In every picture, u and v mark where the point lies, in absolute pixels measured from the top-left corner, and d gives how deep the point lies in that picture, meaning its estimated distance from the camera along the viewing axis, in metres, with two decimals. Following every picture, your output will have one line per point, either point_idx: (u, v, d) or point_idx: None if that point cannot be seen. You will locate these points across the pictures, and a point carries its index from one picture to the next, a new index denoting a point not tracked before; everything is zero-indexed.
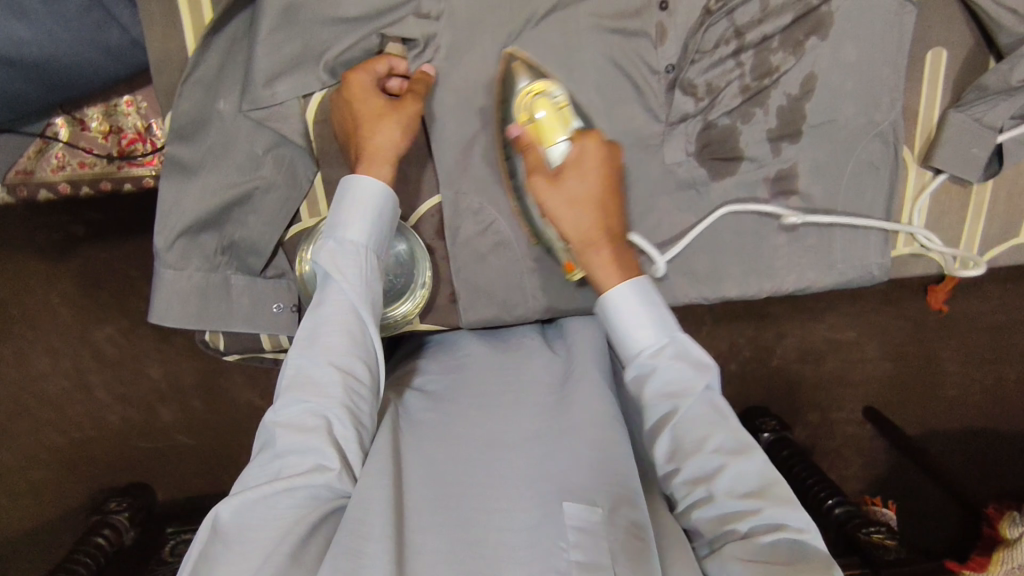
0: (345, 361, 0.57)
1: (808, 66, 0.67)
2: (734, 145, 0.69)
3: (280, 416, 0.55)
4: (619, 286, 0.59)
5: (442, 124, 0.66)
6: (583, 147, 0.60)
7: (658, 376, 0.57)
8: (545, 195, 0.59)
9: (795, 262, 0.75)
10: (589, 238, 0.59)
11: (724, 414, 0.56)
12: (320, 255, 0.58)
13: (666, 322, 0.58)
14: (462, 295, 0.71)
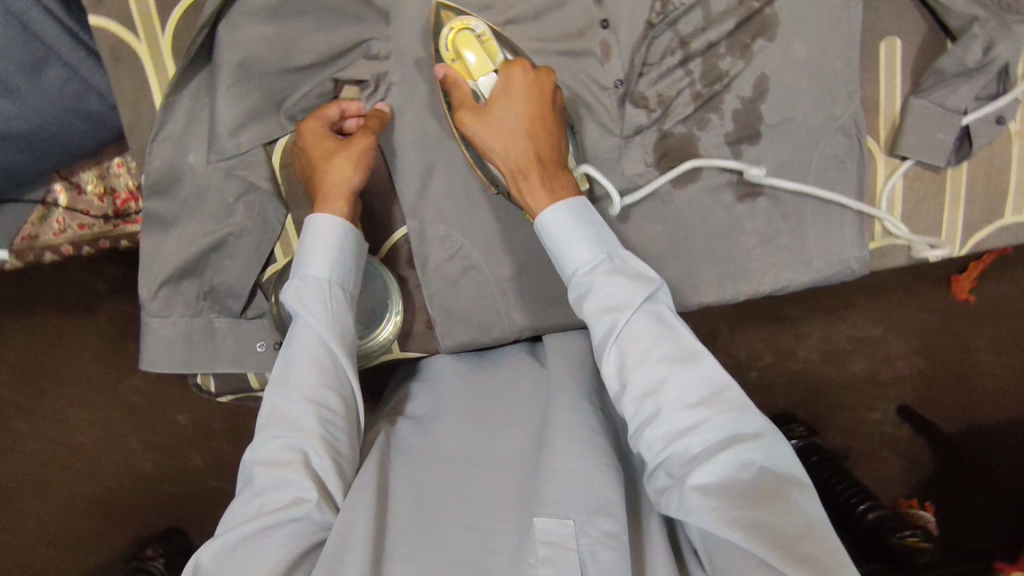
0: (319, 393, 0.57)
1: (758, 68, 0.68)
2: (693, 151, 0.70)
3: (258, 454, 0.56)
4: (550, 206, 0.59)
5: (402, 157, 0.69)
6: (507, 75, 0.61)
7: (597, 295, 0.57)
8: (474, 128, 0.61)
9: (771, 263, 0.74)
10: (518, 164, 0.60)
11: (667, 323, 0.56)
12: (288, 294, 0.60)
13: (600, 240, 0.58)
14: (437, 321, 0.72)
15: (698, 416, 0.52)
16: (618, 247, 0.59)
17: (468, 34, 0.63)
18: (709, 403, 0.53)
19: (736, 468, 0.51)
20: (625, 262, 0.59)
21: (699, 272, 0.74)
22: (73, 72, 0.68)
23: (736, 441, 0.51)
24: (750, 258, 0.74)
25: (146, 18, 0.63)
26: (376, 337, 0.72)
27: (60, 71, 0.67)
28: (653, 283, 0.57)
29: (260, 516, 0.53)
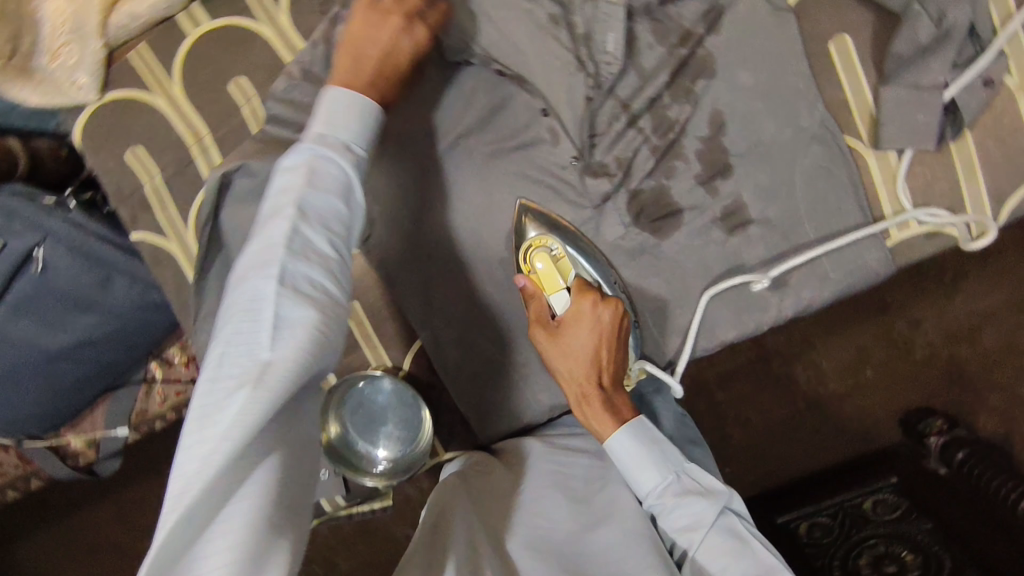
0: (340, 248, 0.48)
1: (710, 106, 0.68)
2: (668, 201, 0.71)
3: (280, 302, 0.42)
4: (613, 433, 0.65)
5: (402, 278, 0.76)
6: (576, 306, 0.68)
7: (670, 516, 0.62)
8: (546, 348, 0.69)
9: (784, 287, 0.71)
10: (583, 392, 0.67)
11: (742, 538, 0.61)
12: (316, 147, 0.50)
13: (665, 461, 0.64)
14: (472, 415, 0.80)
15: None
16: (684, 463, 0.65)
17: (545, 253, 0.70)
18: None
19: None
20: (693, 477, 0.64)
21: (711, 314, 0.73)
22: (137, 277, 0.82)
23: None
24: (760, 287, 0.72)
25: (173, 221, 0.75)
26: (416, 447, 0.79)
27: (126, 280, 0.82)
28: (723, 496, 0.62)
29: (270, 360, 0.40)
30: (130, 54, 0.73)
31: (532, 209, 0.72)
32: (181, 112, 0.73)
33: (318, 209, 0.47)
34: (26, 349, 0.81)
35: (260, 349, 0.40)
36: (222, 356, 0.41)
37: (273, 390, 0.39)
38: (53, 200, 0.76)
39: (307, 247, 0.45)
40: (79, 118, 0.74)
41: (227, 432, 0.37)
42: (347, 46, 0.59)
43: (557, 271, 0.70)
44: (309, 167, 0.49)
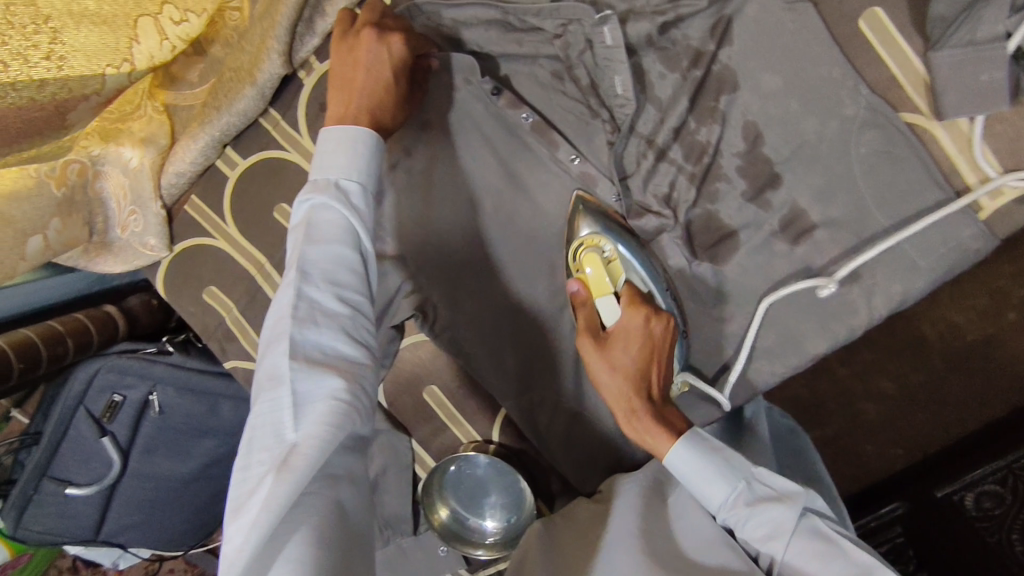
0: (347, 294, 0.57)
1: (740, 119, 0.64)
2: (719, 225, 0.67)
3: (296, 379, 0.51)
4: (671, 447, 0.59)
5: (473, 353, 0.76)
6: (626, 314, 0.62)
7: (746, 529, 0.56)
8: (590, 358, 0.62)
9: (871, 287, 0.64)
10: (630, 408, 0.61)
11: (830, 540, 0.53)
12: (317, 197, 0.58)
13: (731, 470, 0.58)
14: (569, 475, 0.77)
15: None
16: (753, 469, 0.59)
17: (597, 255, 0.65)
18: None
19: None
20: (764, 482, 0.58)
21: (794, 330, 0.67)
22: (239, 399, 0.89)
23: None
24: (843, 292, 0.65)
25: (255, 346, 0.80)
26: (523, 513, 0.77)
27: (231, 403, 0.88)
28: (801, 498, 0.55)
29: (299, 418, 0.50)
30: (186, 206, 0.79)
31: (588, 202, 0.68)
32: (241, 247, 0.79)
33: (319, 262, 0.56)
34: (163, 479, 0.90)
35: (283, 425, 0.50)
36: (256, 426, 0.51)
37: (295, 467, 0.47)
38: (154, 349, 0.83)
39: (313, 305, 0.54)
40: (158, 270, 0.82)
41: (264, 498, 0.46)
42: (333, 73, 0.64)
43: (607, 274, 0.65)
44: (311, 221, 0.58)
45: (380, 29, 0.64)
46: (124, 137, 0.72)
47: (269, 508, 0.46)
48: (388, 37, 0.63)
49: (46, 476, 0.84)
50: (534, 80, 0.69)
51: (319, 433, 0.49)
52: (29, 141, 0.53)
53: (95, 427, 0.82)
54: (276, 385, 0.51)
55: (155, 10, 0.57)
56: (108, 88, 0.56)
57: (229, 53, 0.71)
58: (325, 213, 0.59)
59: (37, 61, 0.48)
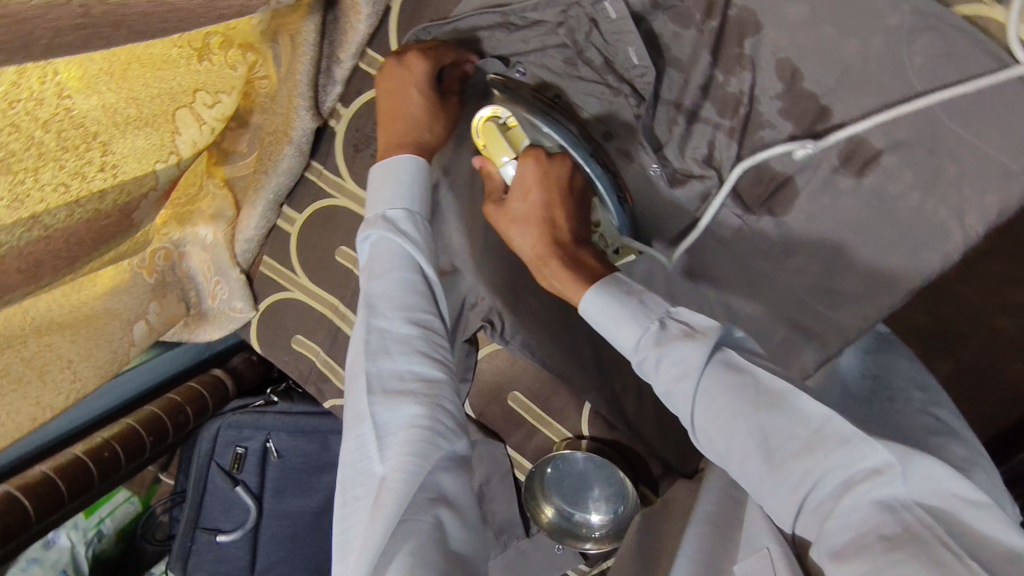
0: (415, 316, 0.59)
1: (772, 59, 0.59)
2: (772, 173, 0.63)
3: (377, 412, 0.54)
4: (583, 295, 0.57)
5: (546, 353, 0.75)
6: (520, 164, 0.63)
7: (659, 370, 0.53)
8: (497, 219, 0.64)
9: (959, 205, 0.57)
10: (536, 258, 0.62)
11: (741, 369, 0.50)
12: (370, 234, 0.61)
13: (643, 311, 0.55)
14: (671, 455, 0.76)
15: (802, 465, 0.46)
16: (670, 309, 0.55)
17: (492, 124, 0.65)
18: (813, 448, 0.46)
19: (867, 508, 0.43)
20: (679, 320, 0.54)
21: (880, 266, 0.62)
22: None
23: (857, 482, 0.44)
24: (929, 216, 0.58)
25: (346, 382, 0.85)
26: (628, 503, 0.75)
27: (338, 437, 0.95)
28: (713, 334, 0.51)
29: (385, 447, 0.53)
30: (261, 267, 0.85)
31: (502, 83, 0.66)
32: (314, 293, 0.83)
33: (383, 294, 0.59)
34: (297, 516, 0.97)
35: (373, 461, 0.53)
36: (350, 465, 0.54)
37: (388, 502, 0.50)
38: (262, 401, 0.90)
39: (382, 337, 0.56)
40: (250, 329, 0.88)
41: (366, 532, 0.50)
42: (378, 111, 0.69)
43: (506, 141, 0.65)
44: (373, 257, 0.61)
45: (399, 55, 0.66)
46: (197, 218, 0.77)
47: (369, 542, 0.49)
48: (405, 60, 0.66)
49: (198, 527, 0.94)
50: (548, 71, 0.67)
51: (402, 462, 0.51)
52: (106, 243, 0.60)
53: (228, 478, 0.91)
54: (361, 421, 0.54)
55: (189, 99, 0.62)
56: (161, 181, 0.62)
57: (267, 119, 0.74)
58: (383, 246, 0.61)
59: (94, 175, 0.53)
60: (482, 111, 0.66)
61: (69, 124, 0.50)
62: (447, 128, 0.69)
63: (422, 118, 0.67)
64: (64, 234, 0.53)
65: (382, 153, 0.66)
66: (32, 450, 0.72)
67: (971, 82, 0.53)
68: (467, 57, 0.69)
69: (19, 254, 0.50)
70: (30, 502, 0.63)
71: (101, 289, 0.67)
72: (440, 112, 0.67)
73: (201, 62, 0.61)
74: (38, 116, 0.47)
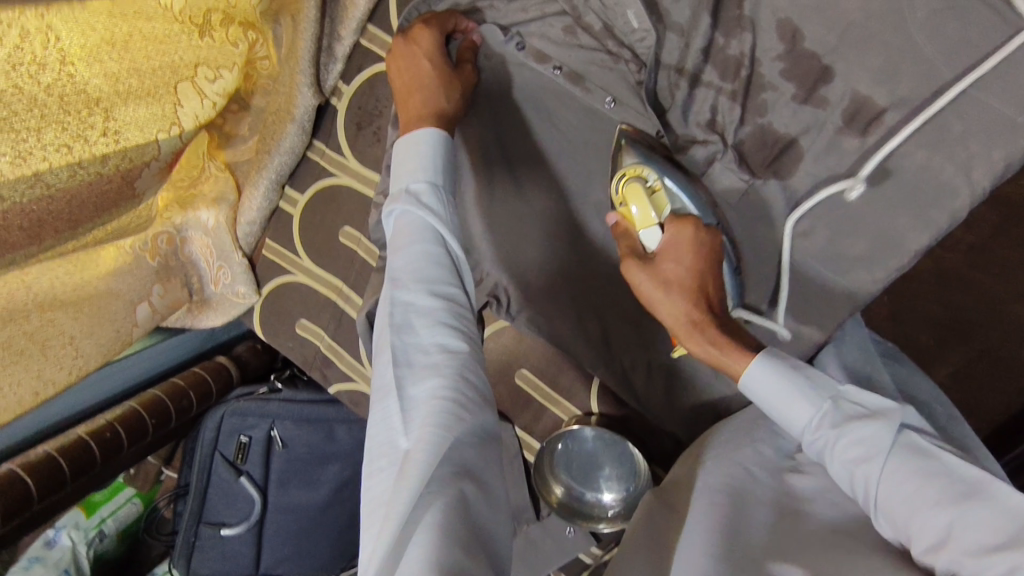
0: (439, 290, 0.58)
1: (772, 20, 0.59)
2: (776, 137, 0.62)
3: (405, 387, 0.54)
4: (747, 364, 0.59)
5: (551, 329, 0.74)
6: (676, 232, 0.60)
7: (838, 449, 0.54)
8: (639, 282, 0.60)
9: (966, 160, 0.56)
10: (691, 323, 0.59)
11: (930, 455, 0.52)
12: (393, 209, 0.62)
13: (818, 390, 0.57)
14: (682, 431, 0.74)
15: (1002, 557, 0.43)
16: (839, 389, 0.58)
17: (638, 184, 0.61)
18: (1015, 539, 0.44)
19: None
20: (855, 405, 0.57)
21: (889, 225, 0.60)
22: (351, 421, 0.94)
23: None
24: (934, 174, 0.58)
25: (351, 366, 0.84)
26: (639, 482, 0.73)
27: (345, 427, 0.93)
28: (896, 416, 0.54)
29: (412, 421, 0.52)
30: (264, 251, 0.85)
31: (630, 135, 0.66)
32: (317, 276, 0.83)
33: (407, 267, 0.59)
34: (301, 510, 0.96)
35: (396, 434, 0.52)
36: (375, 439, 0.54)
37: (410, 471, 0.49)
38: (266, 389, 0.89)
39: (406, 310, 0.56)
40: (253, 315, 0.88)
41: (389, 503, 0.49)
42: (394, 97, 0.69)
43: (652, 206, 0.62)
44: (395, 231, 0.62)
45: (405, 34, 0.69)
46: (199, 202, 0.77)
47: (391, 509, 0.48)
48: (410, 33, 0.68)
49: (202, 521, 0.93)
50: (548, 42, 0.68)
51: (428, 434, 0.50)
52: (107, 212, 0.60)
53: (232, 468, 0.90)
54: (388, 395, 0.54)
55: (191, 74, 0.61)
56: (164, 152, 0.61)
57: (269, 101, 0.75)
58: (406, 218, 0.62)
59: (96, 139, 0.53)
60: (623, 169, 0.64)
61: (71, 89, 0.50)
62: (464, 94, 0.68)
63: (435, 82, 0.66)
64: (68, 196, 0.53)
65: (404, 129, 0.66)
66: (37, 433, 0.71)
67: (983, 64, 0.53)
68: (466, 22, 0.70)
69: (27, 212, 0.50)
70: (32, 480, 0.62)
71: (102, 270, 0.67)
72: (452, 73, 0.67)
73: (202, 37, 0.61)
74: (40, 80, 0.48)
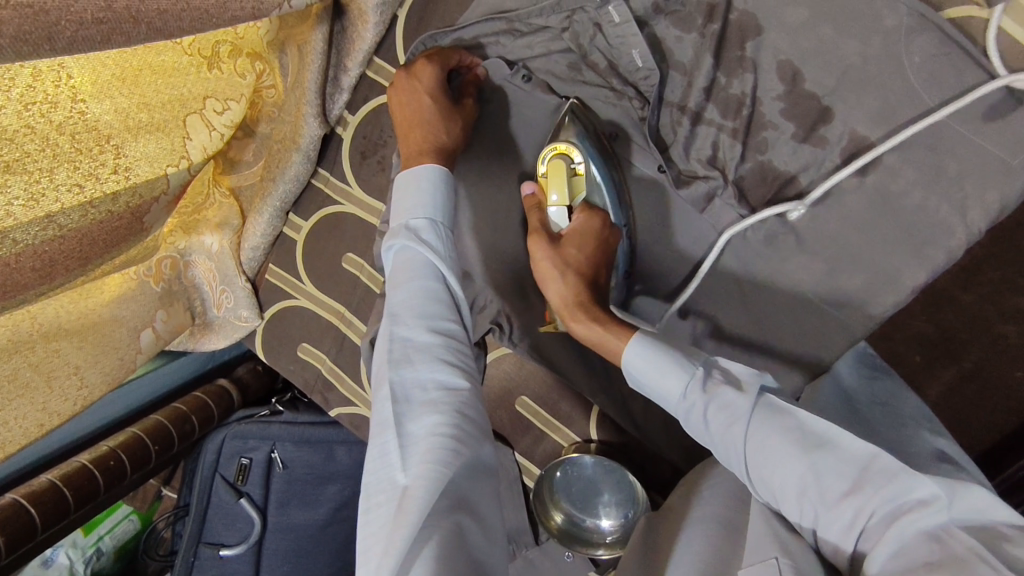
0: (438, 326, 0.58)
1: (773, 62, 0.61)
2: (776, 174, 0.63)
3: (402, 422, 0.53)
4: (624, 346, 0.58)
5: (551, 356, 0.75)
6: (585, 219, 0.63)
7: (705, 416, 0.53)
8: (542, 258, 0.62)
9: (961, 201, 0.57)
10: (573, 303, 0.60)
11: (783, 411, 0.51)
12: (393, 243, 0.62)
13: (687, 359, 0.56)
14: (681, 459, 0.75)
15: (851, 504, 0.44)
16: (710, 360, 0.56)
17: (563, 163, 0.64)
18: (861, 485, 0.45)
19: (918, 540, 0.41)
20: (722, 371, 0.56)
21: (887, 261, 0.61)
22: (351, 443, 0.94)
23: (904, 513, 0.43)
24: (930, 214, 0.58)
25: (352, 389, 0.84)
26: (639, 507, 0.73)
27: (344, 447, 0.94)
28: (756, 384, 0.53)
29: (410, 456, 0.51)
30: (267, 275, 0.86)
31: (579, 110, 0.67)
32: (320, 300, 0.84)
33: (406, 302, 0.59)
34: (301, 530, 0.94)
35: (394, 470, 0.51)
36: (373, 474, 0.53)
37: (411, 510, 0.48)
38: (267, 411, 0.90)
39: (404, 345, 0.56)
40: (256, 338, 0.88)
41: (386, 541, 0.48)
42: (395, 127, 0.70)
43: (568, 186, 0.65)
44: (396, 266, 0.62)
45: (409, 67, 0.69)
46: (203, 226, 0.77)
47: (389, 547, 0.47)
48: (413, 68, 0.68)
49: (202, 542, 0.92)
50: (553, 76, 0.70)
51: (426, 471, 0.50)
52: (117, 247, 0.60)
53: (232, 491, 0.90)
54: (386, 429, 0.53)
55: (199, 106, 0.62)
56: (172, 186, 0.62)
57: (274, 128, 0.76)
58: (406, 254, 0.62)
59: (107, 177, 0.53)
60: (556, 143, 0.66)
61: (83, 127, 0.50)
62: (463, 129, 0.69)
63: (436, 118, 0.67)
64: (79, 234, 0.53)
65: (405, 163, 0.66)
66: (37, 461, 0.71)
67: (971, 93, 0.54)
68: (472, 58, 0.71)
69: (38, 253, 0.50)
70: (36, 511, 0.62)
71: (108, 296, 0.66)
72: (454, 112, 0.68)
73: (211, 70, 0.62)
74: (51, 119, 0.48)
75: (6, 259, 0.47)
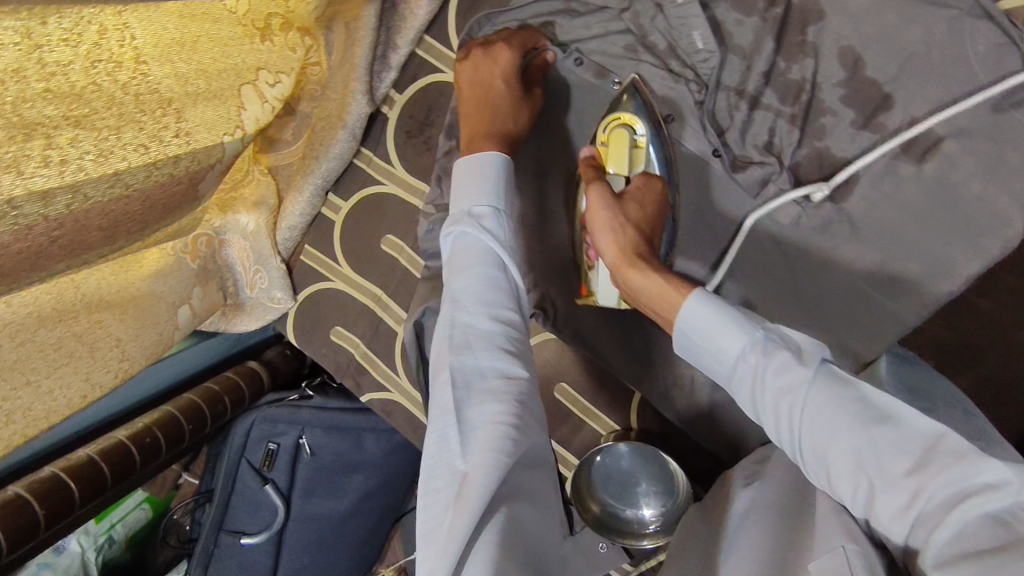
0: (498, 314, 0.57)
1: (835, 47, 0.61)
2: (832, 160, 0.63)
3: (463, 406, 0.51)
4: (687, 299, 0.54)
5: (593, 340, 0.75)
6: (644, 183, 0.64)
7: (762, 378, 0.50)
8: (600, 210, 0.60)
9: (1022, 191, 0.57)
10: (631, 257, 0.58)
11: (847, 382, 0.47)
12: (454, 230, 0.61)
13: (747, 318, 0.52)
14: (720, 451, 0.74)
15: (911, 483, 0.42)
16: (767, 321, 0.53)
17: (627, 135, 0.65)
18: (925, 465, 0.42)
19: (981, 527, 0.38)
20: (781, 335, 0.52)
21: (942, 251, 0.60)
22: (379, 430, 0.94)
23: (969, 496, 0.39)
24: (990, 203, 0.58)
25: (386, 374, 0.83)
26: (679, 496, 0.73)
27: (372, 435, 0.93)
28: (817, 350, 0.50)
29: (470, 441, 0.49)
30: (302, 256, 0.85)
31: (641, 87, 0.67)
32: (356, 282, 0.83)
33: (467, 289, 0.58)
34: (324, 519, 0.94)
35: (454, 454, 0.50)
36: (431, 459, 0.51)
37: (471, 492, 0.46)
38: (297, 395, 0.88)
39: (465, 331, 0.55)
40: (287, 321, 0.87)
41: (447, 524, 0.46)
42: (461, 105, 0.70)
43: (628, 157, 0.66)
44: (455, 254, 0.61)
45: (485, 46, 0.69)
46: (239, 205, 0.75)
47: (452, 531, 0.45)
48: (490, 50, 0.68)
49: (223, 529, 0.89)
50: (607, 58, 0.69)
51: (489, 456, 0.48)
52: (173, 213, 0.60)
53: (258, 476, 0.87)
54: (446, 413, 0.52)
55: (253, 77, 0.61)
56: (227, 153, 0.61)
57: (316, 106, 0.73)
58: (465, 242, 0.61)
59: (170, 140, 0.52)
60: (618, 114, 0.67)
61: (146, 90, 0.49)
62: (530, 120, 0.69)
63: (506, 107, 0.67)
64: (142, 195, 0.52)
65: (468, 144, 0.66)
66: (66, 440, 0.68)
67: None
68: (542, 41, 0.70)
69: (105, 211, 0.49)
70: (76, 485, 0.60)
71: (146, 271, 0.65)
72: (523, 102, 0.68)
73: (263, 41, 0.61)
74: (117, 78, 0.47)
75: (75, 216, 0.46)
